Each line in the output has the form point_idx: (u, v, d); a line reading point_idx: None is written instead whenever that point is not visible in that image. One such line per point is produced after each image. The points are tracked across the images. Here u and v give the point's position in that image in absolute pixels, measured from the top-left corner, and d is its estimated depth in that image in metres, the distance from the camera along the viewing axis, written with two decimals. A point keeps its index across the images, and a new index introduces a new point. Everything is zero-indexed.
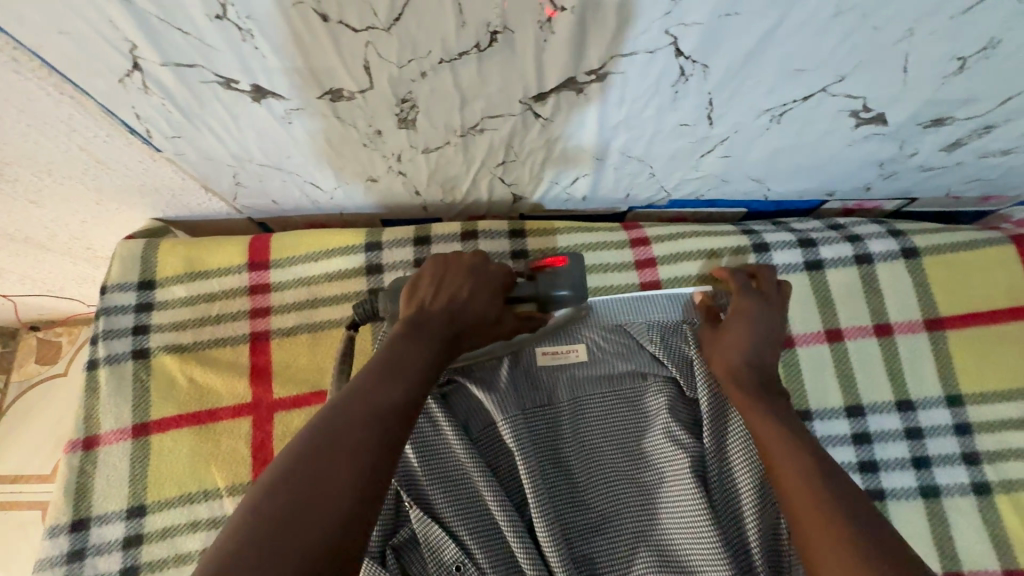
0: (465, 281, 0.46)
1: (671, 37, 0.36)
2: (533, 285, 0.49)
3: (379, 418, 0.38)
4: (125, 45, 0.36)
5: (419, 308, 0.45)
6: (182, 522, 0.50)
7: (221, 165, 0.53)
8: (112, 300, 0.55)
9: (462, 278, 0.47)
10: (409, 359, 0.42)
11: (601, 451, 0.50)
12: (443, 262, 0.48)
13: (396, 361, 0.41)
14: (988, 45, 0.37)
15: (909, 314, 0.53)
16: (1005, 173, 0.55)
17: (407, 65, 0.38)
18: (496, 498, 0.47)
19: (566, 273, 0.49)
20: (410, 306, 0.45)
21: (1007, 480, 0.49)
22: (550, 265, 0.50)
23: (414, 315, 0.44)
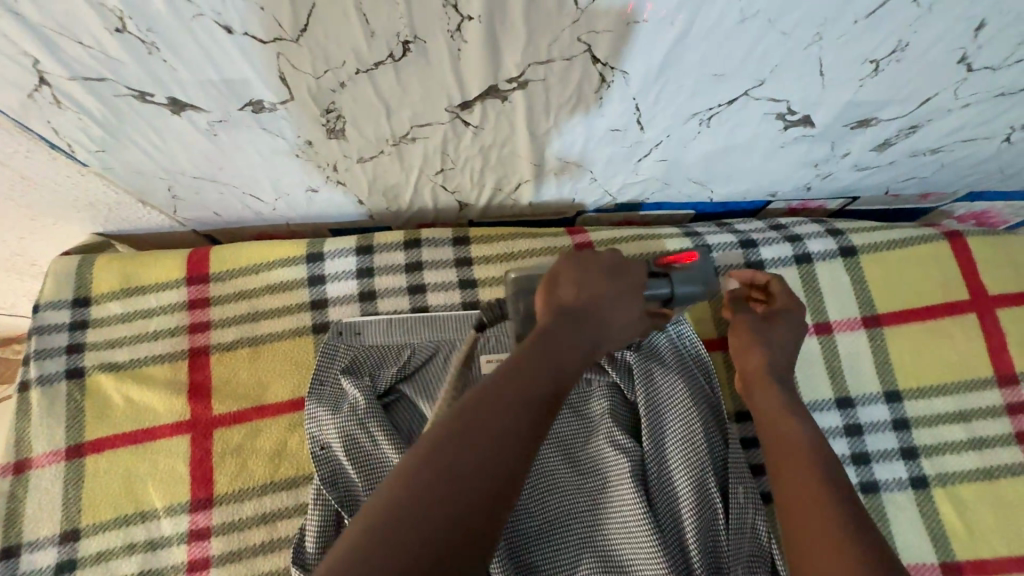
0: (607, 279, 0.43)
1: (585, 44, 0.36)
2: (670, 281, 0.46)
3: (518, 426, 0.35)
4: (27, 60, 0.35)
5: (563, 304, 0.42)
6: (118, 545, 0.48)
7: (153, 178, 0.52)
8: (45, 319, 0.54)
9: (602, 277, 0.43)
10: (557, 364, 0.38)
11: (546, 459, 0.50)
12: (580, 260, 0.44)
13: (545, 362, 0.38)
14: (896, 48, 0.37)
15: (848, 312, 0.54)
16: (938, 171, 0.56)
17: (324, 75, 0.38)
18: None
19: (700, 269, 0.47)
20: (551, 300, 0.42)
21: (944, 473, 0.50)
22: (679, 261, 0.48)
23: (563, 310, 0.41)
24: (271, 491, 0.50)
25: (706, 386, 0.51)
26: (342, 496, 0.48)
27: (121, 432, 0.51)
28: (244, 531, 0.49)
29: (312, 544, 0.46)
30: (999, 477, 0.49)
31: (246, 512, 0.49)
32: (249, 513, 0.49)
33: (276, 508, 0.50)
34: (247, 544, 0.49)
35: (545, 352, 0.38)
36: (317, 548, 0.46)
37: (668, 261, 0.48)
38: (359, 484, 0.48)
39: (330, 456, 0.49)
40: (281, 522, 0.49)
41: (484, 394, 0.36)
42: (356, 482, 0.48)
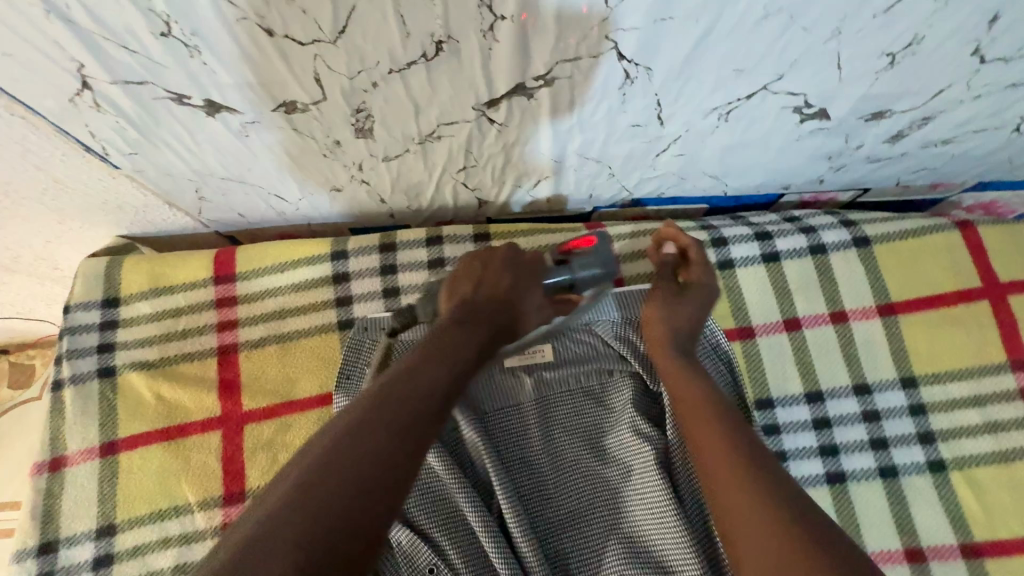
0: (507, 273, 0.45)
1: (612, 41, 0.37)
2: (569, 268, 0.48)
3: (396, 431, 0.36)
4: (72, 65, 0.36)
5: (469, 302, 0.44)
6: (154, 539, 0.49)
7: (182, 180, 0.53)
8: (76, 319, 0.55)
9: (505, 272, 0.46)
10: (451, 357, 0.40)
11: (570, 449, 0.51)
12: (481, 258, 0.47)
13: (443, 353, 0.40)
14: (913, 41, 0.39)
15: (864, 300, 0.55)
16: (948, 162, 0.57)
17: (358, 75, 0.39)
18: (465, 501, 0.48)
19: (598, 255, 0.49)
20: (457, 300, 0.44)
21: (961, 457, 0.51)
22: (579, 246, 0.50)
23: (464, 308, 0.43)
24: None
25: (728, 375, 0.52)
26: None
27: (154, 429, 0.52)
28: None
29: None
30: (1015, 460, 0.51)
31: None
32: None
33: None
34: None
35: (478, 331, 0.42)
36: None
37: (568, 248, 0.50)
38: None
39: None
40: None
41: (405, 382, 0.38)
42: None
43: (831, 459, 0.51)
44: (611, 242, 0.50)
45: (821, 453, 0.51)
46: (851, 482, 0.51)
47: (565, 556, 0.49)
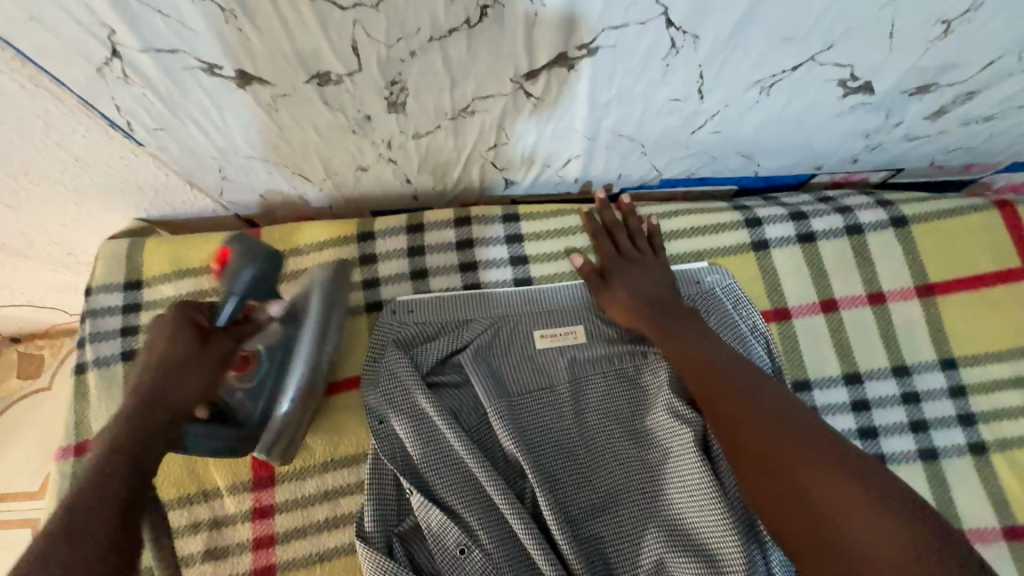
0: (157, 346, 0.42)
1: (662, 6, 0.36)
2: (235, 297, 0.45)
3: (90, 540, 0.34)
4: (103, 31, 0.35)
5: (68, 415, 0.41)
6: (183, 524, 0.48)
7: (205, 159, 0.51)
8: (99, 302, 0.54)
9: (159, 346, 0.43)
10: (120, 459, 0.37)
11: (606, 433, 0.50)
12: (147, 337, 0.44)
13: (103, 465, 0.37)
14: (971, 7, 0.37)
15: (901, 281, 0.54)
16: (987, 140, 0.56)
17: (396, 44, 0.38)
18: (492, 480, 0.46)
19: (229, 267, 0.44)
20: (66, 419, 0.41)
21: (1001, 439, 0.50)
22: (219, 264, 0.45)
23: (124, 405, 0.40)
24: (332, 468, 0.50)
25: (765, 355, 0.51)
26: (400, 468, 0.47)
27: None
28: (308, 508, 0.49)
29: (371, 516, 0.45)
30: None
31: (309, 489, 0.49)
32: (311, 490, 0.49)
33: (338, 485, 0.50)
34: (312, 521, 0.49)
35: (116, 442, 0.38)
36: (377, 522, 0.46)
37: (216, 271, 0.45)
38: (416, 458, 0.47)
39: (388, 429, 0.48)
40: (345, 498, 0.49)
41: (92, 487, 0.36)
42: (413, 455, 0.47)
43: (869, 442, 0.50)
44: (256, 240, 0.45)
45: (859, 436, 0.51)
46: (890, 465, 0.50)
47: (604, 543, 0.48)
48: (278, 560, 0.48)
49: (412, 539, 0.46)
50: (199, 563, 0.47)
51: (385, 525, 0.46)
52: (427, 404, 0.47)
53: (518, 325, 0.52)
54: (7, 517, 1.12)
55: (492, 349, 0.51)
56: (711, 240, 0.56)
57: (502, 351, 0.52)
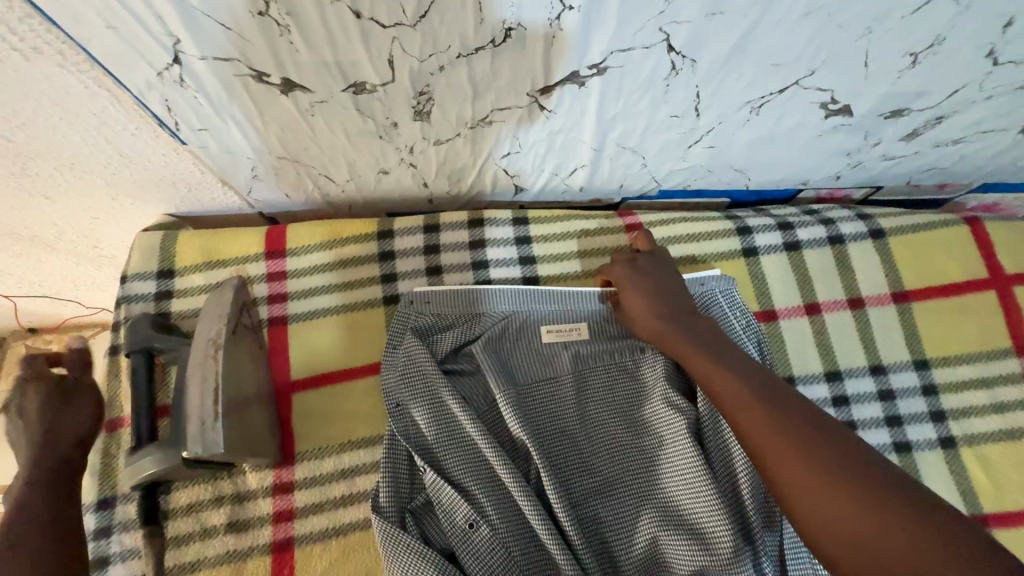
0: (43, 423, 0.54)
1: (664, 33, 0.40)
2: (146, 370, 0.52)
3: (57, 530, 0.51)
4: (169, 40, 0.39)
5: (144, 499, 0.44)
6: (207, 497, 0.51)
7: (240, 158, 0.55)
8: (133, 289, 0.57)
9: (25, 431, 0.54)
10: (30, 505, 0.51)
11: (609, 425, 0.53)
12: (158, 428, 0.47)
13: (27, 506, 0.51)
14: (935, 42, 0.42)
15: (878, 288, 0.59)
16: (958, 162, 0.61)
17: (427, 59, 0.42)
18: (499, 459, 0.49)
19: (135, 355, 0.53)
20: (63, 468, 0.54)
21: (969, 434, 0.54)
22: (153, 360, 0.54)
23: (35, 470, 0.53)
24: (349, 449, 0.54)
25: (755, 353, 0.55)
26: (413, 447, 0.50)
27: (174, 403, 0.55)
28: (326, 486, 0.52)
29: (386, 491, 0.49)
30: (1021, 437, 0.54)
31: (327, 468, 0.53)
32: (329, 469, 0.53)
33: (355, 464, 0.53)
34: (329, 497, 0.52)
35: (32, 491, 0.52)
36: (392, 497, 0.49)
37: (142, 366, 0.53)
38: (430, 438, 0.50)
39: (403, 412, 0.52)
40: (360, 477, 0.53)
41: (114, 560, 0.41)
42: (427, 435, 0.51)
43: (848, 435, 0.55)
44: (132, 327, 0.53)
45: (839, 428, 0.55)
46: None
47: (605, 526, 0.51)
48: (297, 532, 0.51)
49: (424, 515, 0.50)
50: (221, 535, 0.50)
51: (398, 500, 0.49)
52: (439, 391, 0.51)
53: (524, 323, 0.56)
54: None
55: (502, 341, 0.55)
56: (704, 246, 0.60)
57: (510, 343, 0.56)
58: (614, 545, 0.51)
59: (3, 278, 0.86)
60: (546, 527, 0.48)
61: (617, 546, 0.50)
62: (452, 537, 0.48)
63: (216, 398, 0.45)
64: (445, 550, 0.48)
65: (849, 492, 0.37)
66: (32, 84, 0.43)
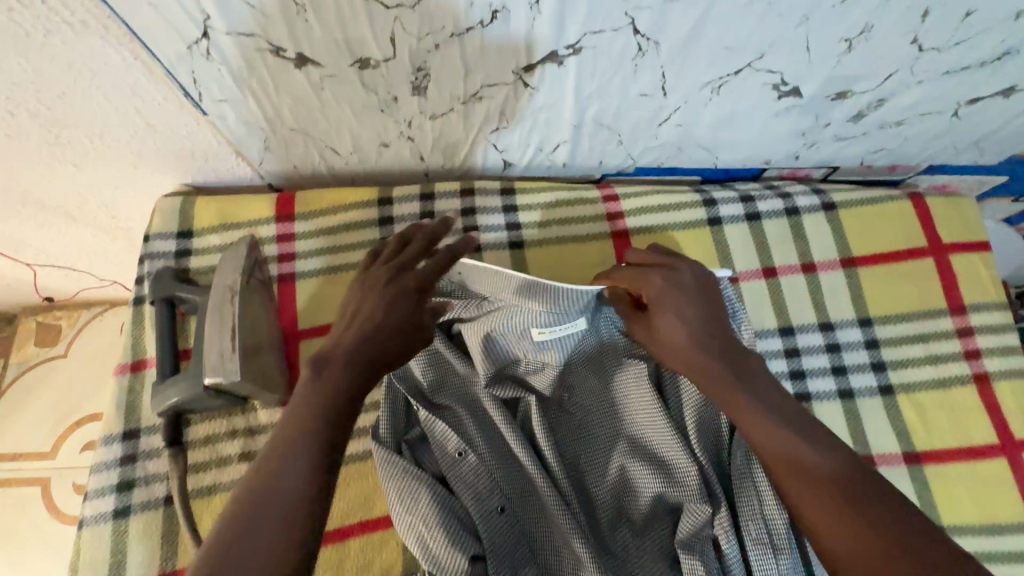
0: None
1: (630, 17, 0.47)
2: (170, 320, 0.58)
3: None
4: (200, 16, 0.46)
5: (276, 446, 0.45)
6: (222, 430, 0.57)
7: (255, 129, 0.61)
8: (155, 247, 0.63)
9: None
10: None
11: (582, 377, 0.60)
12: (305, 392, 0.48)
13: None
14: (865, 29, 0.49)
15: (829, 255, 0.65)
16: (903, 143, 0.68)
17: (425, 38, 0.49)
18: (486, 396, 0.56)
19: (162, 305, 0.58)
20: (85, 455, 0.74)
21: (905, 383, 0.61)
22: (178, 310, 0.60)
23: None
24: None
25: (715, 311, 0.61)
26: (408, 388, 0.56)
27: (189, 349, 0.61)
28: None
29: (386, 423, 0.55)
30: (951, 385, 0.61)
31: None
32: None
33: None
34: None
35: None
36: (390, 429, 0.55)
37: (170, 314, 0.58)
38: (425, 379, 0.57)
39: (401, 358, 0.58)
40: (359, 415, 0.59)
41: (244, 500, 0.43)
42: (422, 377, 0.57)
43: (799, 383, 0.61)
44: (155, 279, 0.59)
45: (790, 377, 0.61)
46: (815, 401, 0.60)
47: (581, 462, 0.58)
48: None
49: (419, 447, 0.56)
50: (235, 463, 0.57)
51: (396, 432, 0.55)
52: (433, 343, 0.57)
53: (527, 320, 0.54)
54: (19, 475, 1.18)
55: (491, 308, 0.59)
56: (673, 216, 0.67)
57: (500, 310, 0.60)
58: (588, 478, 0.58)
59: (24, 248, 0.91)
60: (526, 455, 0.56)
61: (591, 479, 0.58)
62: (443, 465, 0.54)
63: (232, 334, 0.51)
64: (437, 474, 0.54)
65: (860, 524, 0.43)
66: (76, 55, 0.49)
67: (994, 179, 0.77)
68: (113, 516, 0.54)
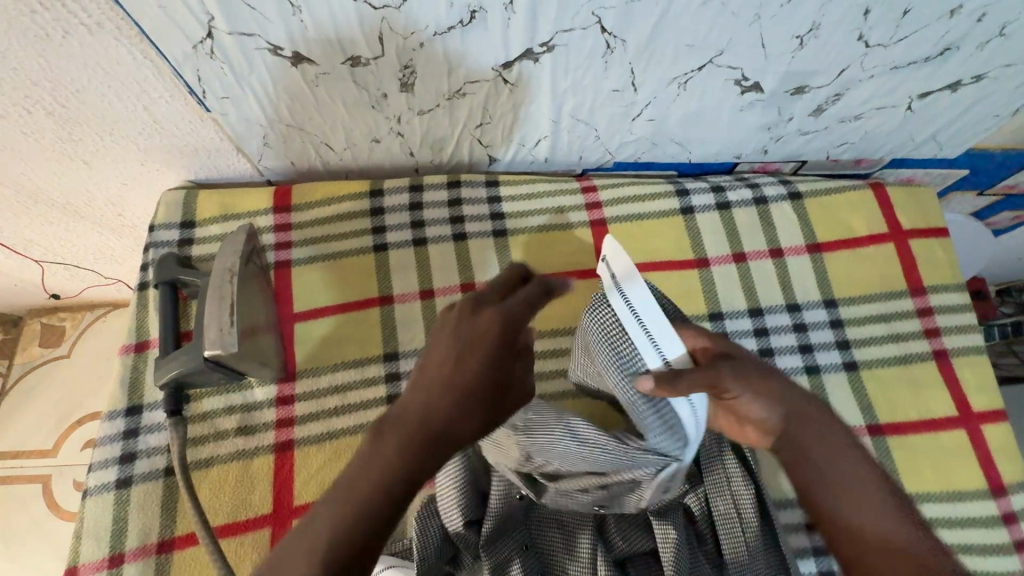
0: None
1: (596, 16, 0.51)
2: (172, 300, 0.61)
3: None
4: (205, 18, 0.50)
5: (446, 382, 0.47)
6: (221, 406, 0.61)
7: (255, 126, 0.66)
8: (160, 236, 0.67)
9: None
10: None
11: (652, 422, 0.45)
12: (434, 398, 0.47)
13: None
14: (813, 27, 0.54)
15: (796, 241, 0.69)
16: (864, 137, 0.72)
17: (410, 36, 0.53)
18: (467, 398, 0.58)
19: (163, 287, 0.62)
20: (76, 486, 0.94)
21: (869, 359, 0.64)
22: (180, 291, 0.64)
23: None
24: (342, 367, 0.63)
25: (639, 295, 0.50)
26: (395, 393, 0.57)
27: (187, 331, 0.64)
28: (320, 399, 0.62)
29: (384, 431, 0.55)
30: (913, 361, 0.64)
31: (322, 384, 0.62)
32: (325, 385, 0.62)
33: (348, 381, 0.63)
34: (325, 408, 0.62)
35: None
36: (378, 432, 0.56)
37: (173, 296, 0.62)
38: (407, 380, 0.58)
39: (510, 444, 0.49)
40: (351, 392, 0.62)
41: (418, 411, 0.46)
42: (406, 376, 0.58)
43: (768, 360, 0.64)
44: (158, 264, 0.62)
45: (760, 354, 0.65)
46: None
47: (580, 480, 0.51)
48: (297, 435, 0.60)
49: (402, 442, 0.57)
50: (232, 437, 0.60)
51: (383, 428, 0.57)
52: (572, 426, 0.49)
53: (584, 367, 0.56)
54: (21, 473, 1.20)
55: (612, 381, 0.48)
56: (648, 206, 0.71)
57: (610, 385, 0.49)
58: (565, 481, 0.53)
59: (32, 246, 0.95)
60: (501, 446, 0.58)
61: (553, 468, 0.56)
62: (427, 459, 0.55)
63: (232, 310, 0.54)
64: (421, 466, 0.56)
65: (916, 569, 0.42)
66: (90, 54, 0.54)
67: (955, 171, 0.82)
68: (116, 486, 0.57)
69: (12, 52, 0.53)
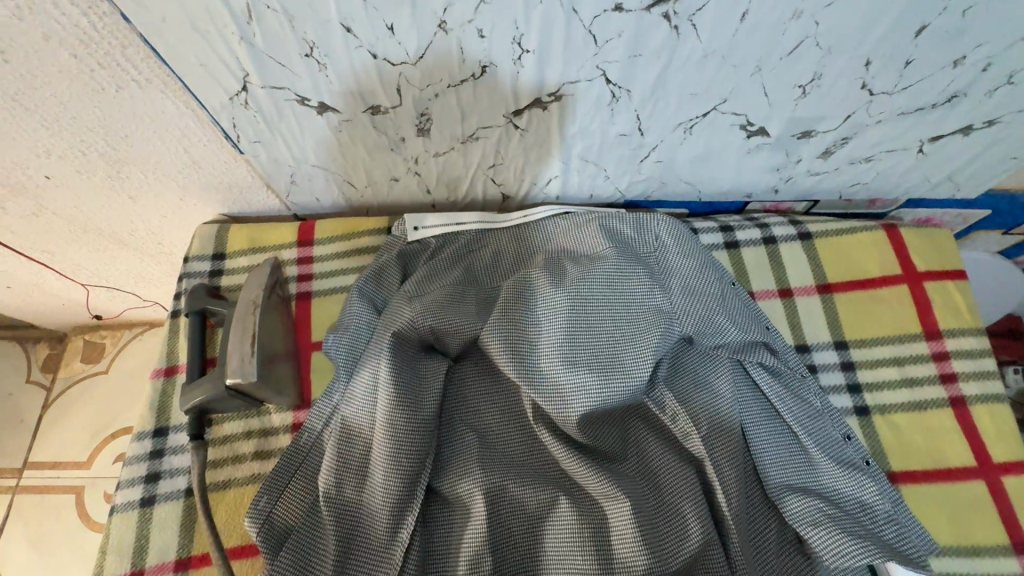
0: None
1: (601, 69, 0.54)
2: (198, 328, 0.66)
3: None
4: (241, 73, 0.55)
5: None
6: (240, 431, 0.65)
7: (282, 166, 0.70)
8: (192, 267, 0.74)
9: None
10: None
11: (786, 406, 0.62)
12: None
13: None
14: (815, 77, 0.55)
15: (805, 281, 0.71)
16: (877, 178, 0.72)
17: (426, 88, 0.57)
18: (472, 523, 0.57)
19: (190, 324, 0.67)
20: None
21: (881, 405, 0.65)
22: (213, 324, 0.70)
23: None
24: None
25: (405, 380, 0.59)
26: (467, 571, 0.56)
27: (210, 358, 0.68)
28: None
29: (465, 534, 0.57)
30: (927, 407, 0.65)
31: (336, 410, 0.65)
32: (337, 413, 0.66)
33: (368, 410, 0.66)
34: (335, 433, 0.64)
35: None
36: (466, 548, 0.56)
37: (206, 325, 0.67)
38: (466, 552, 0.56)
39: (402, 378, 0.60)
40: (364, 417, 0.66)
41: None
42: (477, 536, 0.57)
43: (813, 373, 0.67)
44: (192, 297, 0.67)
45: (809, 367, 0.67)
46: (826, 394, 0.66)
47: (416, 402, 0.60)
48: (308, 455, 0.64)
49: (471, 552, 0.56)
50: (249, 460, 0.63)
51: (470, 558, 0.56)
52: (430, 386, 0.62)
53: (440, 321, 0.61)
54: (57, 482, 1.27)
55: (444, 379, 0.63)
56: None
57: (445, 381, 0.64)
58: (454, 529, 0.58)
59: (78, 270, 1.02)
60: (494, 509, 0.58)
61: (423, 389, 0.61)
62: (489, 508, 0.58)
63: (253, 341, 0.59)
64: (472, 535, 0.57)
65: None
66: (138, 105, 0.59)
67: (976, 212, 0.80)
68: (140, 504, 0.60)
69: (72, 103, 0.59)
